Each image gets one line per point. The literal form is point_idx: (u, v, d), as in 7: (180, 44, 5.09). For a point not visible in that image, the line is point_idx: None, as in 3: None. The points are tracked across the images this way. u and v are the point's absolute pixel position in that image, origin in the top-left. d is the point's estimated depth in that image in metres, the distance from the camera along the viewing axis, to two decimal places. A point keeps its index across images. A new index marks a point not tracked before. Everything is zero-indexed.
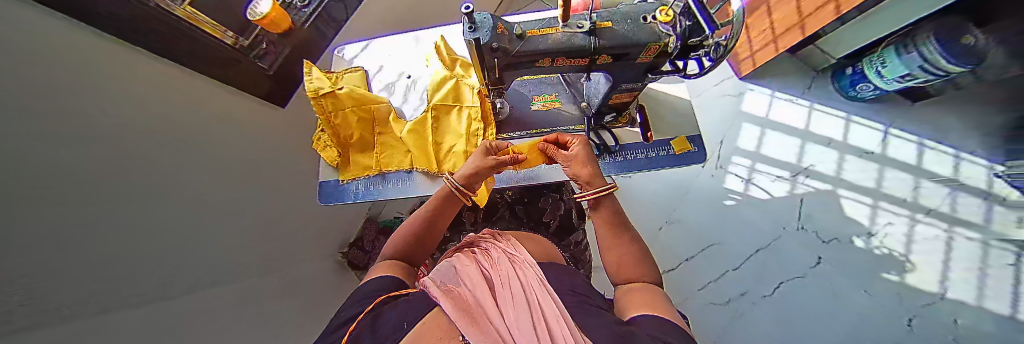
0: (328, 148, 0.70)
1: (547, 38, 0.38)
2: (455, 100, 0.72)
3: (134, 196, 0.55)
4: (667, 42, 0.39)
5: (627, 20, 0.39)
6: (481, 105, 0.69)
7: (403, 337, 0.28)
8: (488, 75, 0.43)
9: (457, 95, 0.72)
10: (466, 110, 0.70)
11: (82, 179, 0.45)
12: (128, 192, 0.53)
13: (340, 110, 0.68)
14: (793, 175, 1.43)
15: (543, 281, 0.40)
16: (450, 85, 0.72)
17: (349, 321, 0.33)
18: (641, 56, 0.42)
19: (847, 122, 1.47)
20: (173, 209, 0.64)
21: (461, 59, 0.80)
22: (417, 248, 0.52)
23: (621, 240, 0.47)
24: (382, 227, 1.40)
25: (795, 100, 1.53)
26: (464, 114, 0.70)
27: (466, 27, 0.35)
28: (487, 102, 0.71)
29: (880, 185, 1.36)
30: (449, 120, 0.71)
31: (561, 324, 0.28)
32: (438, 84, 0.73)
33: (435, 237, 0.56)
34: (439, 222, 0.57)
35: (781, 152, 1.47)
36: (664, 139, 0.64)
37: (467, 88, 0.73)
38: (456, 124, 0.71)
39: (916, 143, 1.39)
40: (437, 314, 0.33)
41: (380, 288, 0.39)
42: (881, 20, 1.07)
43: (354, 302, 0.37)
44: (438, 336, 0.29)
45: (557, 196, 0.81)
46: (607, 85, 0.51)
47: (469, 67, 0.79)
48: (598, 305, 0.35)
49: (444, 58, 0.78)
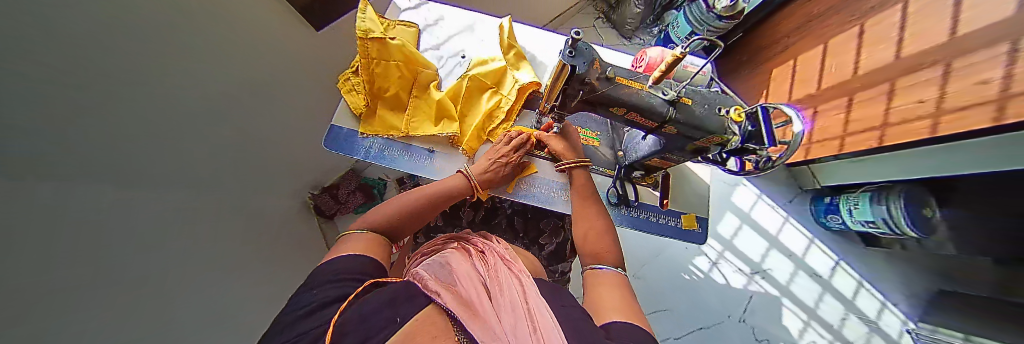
0: (356, 94, 0.67)
1: (632, 90, 0.39)
2: (494, 84, 0.71)
3: (94, 63, 0.47)
4: (729, 139, 0.42)
5: (704, 104, 0.42)
6: (515, 99, 0.69)
7: (394, 333, 0.25)
8: (558, 98, 0.44)
9: (499, 79, 0.71)
10: (499, 97, 0.70)
11: (42, 29, 0.38)
12: (91, 58, 0.46)
13: (384, 61, 0.64)
14: (752, 272, 1.55)
15: (536, 291, 0.40)
16: (497, 68, 0.70)
17: (328, 308, 0.29)
18: (700, 140, 0.45)
19: (810, 243, 1.61)
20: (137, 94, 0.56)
21: (517, 47, 0.75)
22: (405, 223, 0.51)
23: (590, 216, 0.54)
24: (362, 183, 1.35)
25: (776, 207, 1.67)
26: (496, 98, 0.69)
27: (567, 50, 0.34)
28: (524, 95, 0.69)
29: (817, 305, 1.51)
30: (479, 98, 0.70)
31: (555, 331, 0.26)
32: (481, 62, 0.72)
33: (427, 218, 0.55)
34: (440, 207, 0.56)
35: (748, 248, 1.59)
36: (676, 209, 0.68)
37: (513, 78, 0.70)
38: (484, 104, 0.70)
39: (856, 280, 1.55)
40: (430, 311, 0.30)
41: (359, 271, 0.36)
42: (862, 171, 1.18)
43: (332, 283, 0.33)
44: (432, 334, 0.26)
45: (558, 223, 0.82)
46: (655, 145, 0.52)
47: (522, 59, 0.75)
48: (582, 310, 0.34)
49: (503, 39, 0.73)
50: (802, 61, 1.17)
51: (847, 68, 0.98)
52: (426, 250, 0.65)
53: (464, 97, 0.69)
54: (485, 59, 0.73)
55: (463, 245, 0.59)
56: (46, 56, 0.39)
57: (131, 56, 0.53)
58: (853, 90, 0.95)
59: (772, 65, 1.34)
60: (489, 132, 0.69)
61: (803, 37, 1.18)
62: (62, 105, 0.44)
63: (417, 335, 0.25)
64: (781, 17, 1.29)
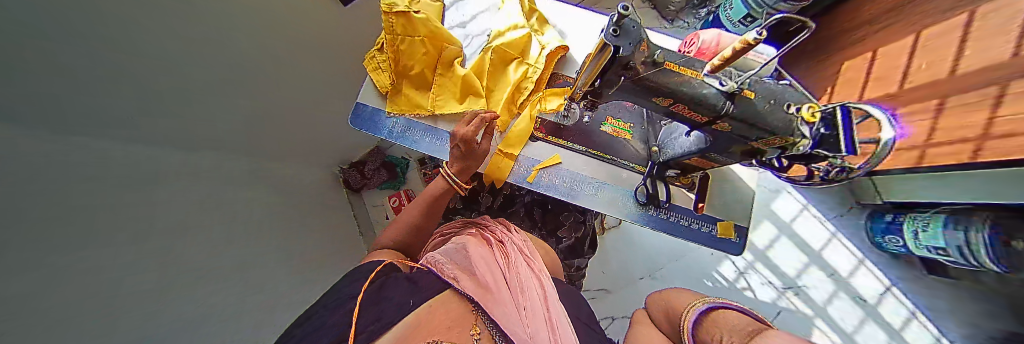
0: (382, 73, 0.66)
1: (680, 76, 0.34)
2: (519, 53, 0.67)
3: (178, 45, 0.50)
4: (798, 141, 0.35)
5: (772, 100, 0.34)
6: (543, 69, 0.66)
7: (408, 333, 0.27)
8: (595, 84, 0.40)
9: (525, 48, 0.67)
10: (526, 66, 0.66)
11: (140, 27, 0.41)
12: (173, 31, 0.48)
13: (409, 37, 0.62)
14: (784, 287, 1.38)
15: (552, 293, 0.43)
16: (522, 36, 0.65)
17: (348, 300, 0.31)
18: (758, 141, 0.39)
19: (860, 263, 1.39)
20: (218, 87, 0.64)
21: (538, 11, 0.71)
22: (410, 240, 0.56)
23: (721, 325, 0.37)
24: (387, 161, 1.41)
25: (822, 220, 1.44)
26: (523, 68, 0.66)
27: (611, 28, 0.28)
28: (550, 68, 0.67)
29: (856, 332, 1.32)
30: (506, 69, 0.67)
31: None
32: (507, 30, 0.68)
33: (427, 231, 0.59)
34: (434, 215, 0.59)
35: (784, 260, 1.41)
36: (712, 215, 0.63)
37: (540, 44, 0.67)
38: (510, 74, 0.66)
39: (909, 310, 1.31)
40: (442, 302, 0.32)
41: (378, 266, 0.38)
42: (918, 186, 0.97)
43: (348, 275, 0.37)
44: (445, 325, 0.28)
45: (580, 218, 0.78)
46: (697, 143, 0.47)
47: (545, 23, 0.71)
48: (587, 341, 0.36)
49: (523, 2, 0.69)
50: (885, 54, 0.92)
51: (943, 63, 0.75)
52: (441, 231, 0.66)
53: (490, 70, 0.66)
54: (510, 27, 0.68)
55: (478, 229, 0.59)
56: (137, 36, 0.42)
57: (208, 38, 0.55)
58: (948, 89, 0.73)
59: (845, 58, 1.07)
60: (519, 104, 0.66)
61: (895, 20, 0.90)
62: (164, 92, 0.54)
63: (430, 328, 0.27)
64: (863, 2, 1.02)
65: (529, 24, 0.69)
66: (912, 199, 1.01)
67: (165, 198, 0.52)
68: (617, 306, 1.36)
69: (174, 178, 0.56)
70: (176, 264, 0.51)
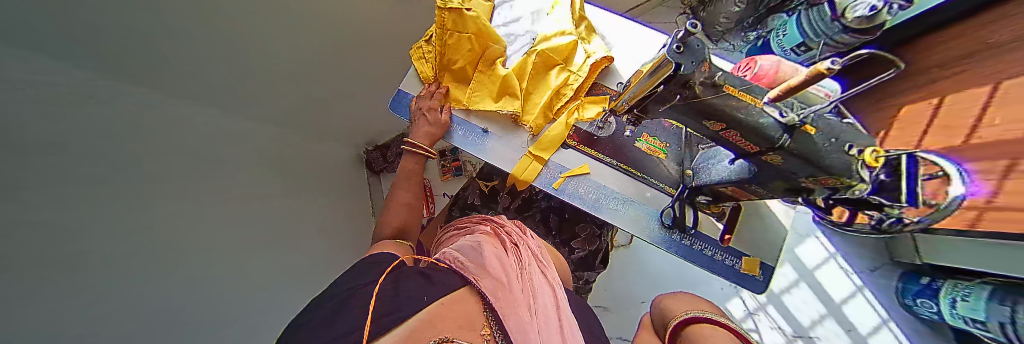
0: (425, 63, 0.69)
1: (741, 102, 0.33)
2: (563, 59, 0.67)
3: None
4: (856, 185, 0.33)
5: (831, 138, 0.32)
6: (585, 78, 0.66)
7: (421, 320, 0.28)
8: (644, 99, 0.40)
9: (569, 54, 0.67)
10: (568, 73, 0.67)
11: None
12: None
13: (457, 32, 0.64)
14: (795, 335, 1.30)
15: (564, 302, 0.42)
16: (568, 43, 0.66)
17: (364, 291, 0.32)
18: (808, 179, 0.36)
19: (882, 324, 1.29)
20: (228, 46, 0.64)
21: (587, 20, 0.74)
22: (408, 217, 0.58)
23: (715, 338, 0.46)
24: None
25: (849, 272, 1.36)
26: (564, 75, 0.66)
27: (676, 45, 0.27)
28: (592, 77, 0.67)
29: None
30: (548, 74, 0.68)
31: None
32: (553, 35, 0.68)
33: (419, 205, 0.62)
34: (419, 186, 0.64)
35: (800, 307, 1.34)
36: (738, 250, 0.60)
37: (586, 53, 0.68)
38: (551, 79, 0.67)
39: None
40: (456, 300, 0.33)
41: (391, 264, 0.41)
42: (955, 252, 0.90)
43: (366, 271, 0.38)
44: (456, 324, 0.29)
45: (596, 232, 0.78)
46: (739, 173, 0.45)
47: (592, 32, 0.73)
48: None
49: (575, 11, 0.71)
50: (955, 101, 0.80)
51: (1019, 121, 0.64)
52: (460, 224, 0.67)
53: (531, 74, 0.66)
54: (557, 32, 0.68)
55: (494, 228, 0.59)
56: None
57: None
58: (1020, 149, 0.63)
59: (908, 99, 0.95)
60: (556, 110, 0.66)
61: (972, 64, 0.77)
62: (188, 56, 0.56)
63: (442, 323, 0.28)
64: (935, 45, 0.88)
65: (577, 31, 0.70)
66: (948, 265, 0.95)
67: (161, 152, 0.52)
68: (615, 326, 1.33)
69: (177, 133, 0.56)
70: (174, 220, 0.50)
